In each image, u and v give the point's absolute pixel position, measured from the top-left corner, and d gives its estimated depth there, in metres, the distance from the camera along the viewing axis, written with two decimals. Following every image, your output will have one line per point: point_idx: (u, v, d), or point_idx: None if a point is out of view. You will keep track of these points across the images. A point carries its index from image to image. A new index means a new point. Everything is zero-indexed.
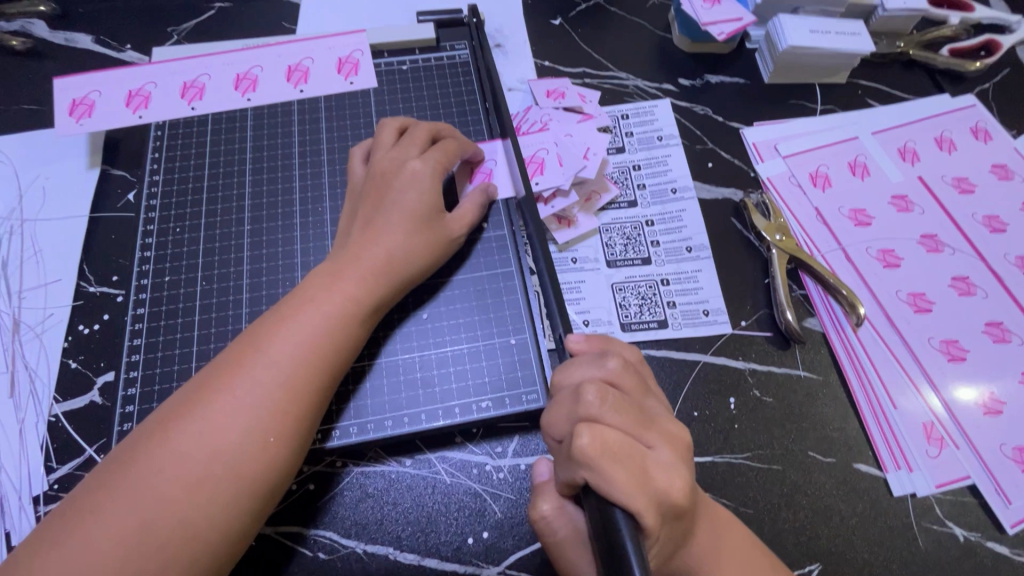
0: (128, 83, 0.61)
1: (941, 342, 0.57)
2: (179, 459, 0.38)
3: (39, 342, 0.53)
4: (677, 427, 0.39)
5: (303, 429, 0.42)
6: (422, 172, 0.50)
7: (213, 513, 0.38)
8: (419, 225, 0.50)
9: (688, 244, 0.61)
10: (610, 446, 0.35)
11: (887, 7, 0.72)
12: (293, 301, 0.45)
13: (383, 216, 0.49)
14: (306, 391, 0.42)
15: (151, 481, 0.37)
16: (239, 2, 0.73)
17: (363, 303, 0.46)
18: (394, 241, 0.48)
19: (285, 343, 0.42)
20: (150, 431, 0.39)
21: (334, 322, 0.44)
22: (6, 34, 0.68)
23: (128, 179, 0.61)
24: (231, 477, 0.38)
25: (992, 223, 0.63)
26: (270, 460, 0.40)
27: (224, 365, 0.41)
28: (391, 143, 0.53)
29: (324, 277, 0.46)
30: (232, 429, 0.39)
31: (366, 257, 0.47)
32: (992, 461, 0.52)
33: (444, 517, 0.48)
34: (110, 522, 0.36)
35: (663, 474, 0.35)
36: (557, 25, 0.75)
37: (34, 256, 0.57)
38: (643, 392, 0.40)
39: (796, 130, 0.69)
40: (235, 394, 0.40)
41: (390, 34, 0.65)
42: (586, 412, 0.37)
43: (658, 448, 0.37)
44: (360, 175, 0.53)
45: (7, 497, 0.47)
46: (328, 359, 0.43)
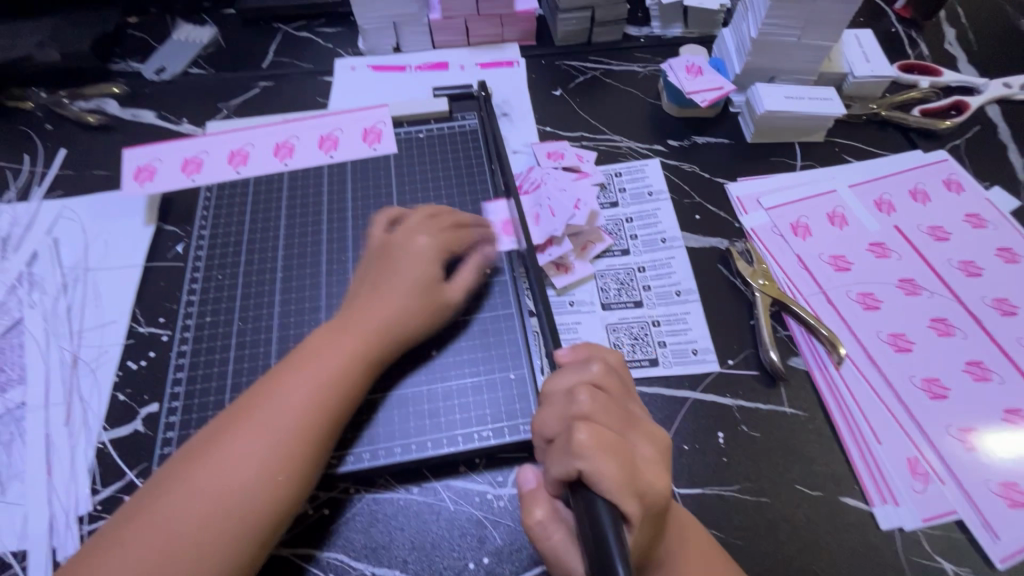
0: (184, 152, 0.71)
1: (922, 380, 0.60)
2: (193, 494, 0.43)
3: (93, 376, 0.60)
4: (660, 429, 0.45)
5: (304, 467, 0.46)
6: (426, 248, 0.57)
7: (220, 544, 0.42)
8: (418, 292, 0.55)
9: (678, 288, 0.66)
10: (603, 441, 0.39)
11: (856, 74, 0.80)
12: (308, 352, 0.51)
13: (389, 283, 0.55)
14: (307, 434, 0.47)
15: (168, 515, 0.42)
16: (280, 82, 0.85)
17: (364, 357, 0.51)
18: (395, 307, 0.54)
19: (299, 390, 0.48)
20: (178, 466, 0.45)
21: (342, 372, 0.50)
22: (85, 111, 0.80)
23: (178, 233, 0.69)
24: (238, 511, 0.43)
25: (968, 268, 0.67)
26: (279, 496, 0.45)
27: (245, 408, 0.47)
28: (415, 220, 0.60)
29: (335, 331, 0.52)
30: (241, 467, 0.44)
31: (370, 318, 0.53)
32: (978, 495, 0.54)
33: (447, 542, 0.51)
34: (132, 550, 0.41)
35: (643, 466, 0.40)
36: (558, 95, 0.84)
37: (94, 301, 0.65)
38: (627, 394, 0.46)
39: (776, 184, 0.75)
40: (246, 436, 0.45)
41: (409, 107, 0.75)
42: (579, 411, 0.41)
43: (642, 446, 0.42)
44: (379, 238, 0.60)
45: (57, 516, 0.52)
46: (330, 404, 0.48)
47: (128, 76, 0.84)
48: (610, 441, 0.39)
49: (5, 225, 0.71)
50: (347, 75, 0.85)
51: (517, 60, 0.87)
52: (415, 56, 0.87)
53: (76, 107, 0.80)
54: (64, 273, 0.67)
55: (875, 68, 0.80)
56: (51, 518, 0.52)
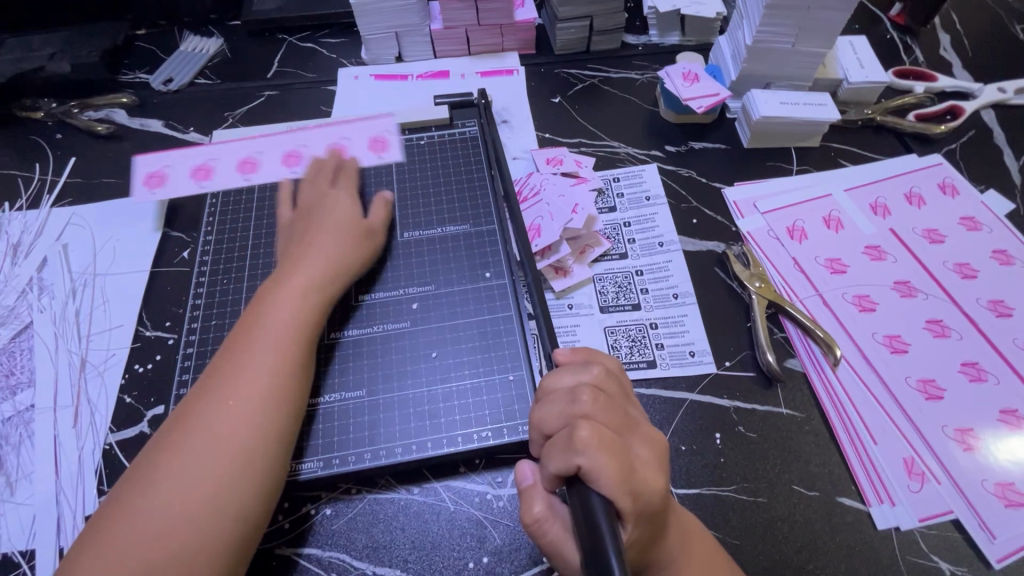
0: (195, 160, 0.73)
1: (918, 381, 0.60)
2: (181, 451, 0.45)
3: (101, 379, 0.61)
4: (658, 432, 0.45)
5: (280, 406, 0.49)
6: (337, 195, 0.65)
7: (217, 489, 0.44)
8: (344, 228, 0.61)
9: (675, 291, 0.67)
10: (605, 440, 0.40)
11: (851, 81, 0.81)
12: (259, 306, 0.54)
13: (314, 230, 0.61)
14: (276, 373, 0.50)
15: (161, 475, 0.44)
16: (285, 91, 0.87)
17: (312, 298, 0.55)
18: (334, 242, 0.60)
19: (261, 338, 0.51)
20: (161, 438, 0.47)
21: (296, 314, 0.54)
22: (94, 121, 0.82)
23: (184, 240, 0.71)
24: (226, 455, 0.45)
25: (963, 270, 0.68)
26: (259, 434, 0.47)
27: (215, 369, 0.50)
28: (309, 185, 0.67)
29: (283, 281, 0.56)
30: (220, 416, 0.47)
31: (313, 255, 0.58)
32: (974, 496, 0.54)
33: (448, 542, 0.52)
34: (140, 508, 0.43)
35: (642, 466, 0.41)
36: (557, 102, 0.86)
37: (102, 305, 0.66)
38: (626, 398, 0.47)
39: (773, 189, 0.76)
40: (218, 390, 0.48)
41: (411, 115, 0.76)
42: (580, 410, 0.42)
43: (639, 448, 0.42)
44: (290, 213, 0.66)
45: (65, 516, 0.54)
46: (291, 346, 0.52)
47: (137, 86, 0.86)
48: (610, 441, 0.40)
49: (16, 232, 0.72)
50: (350, 84, 0.87)
51: (516, 68, 0.89)
52: (416, 65, 0.89)
53: (86, 117, 0.82)
54: (73, 278, 0.68)
55: (870, 74, 0.81)
56: (59, 518, 0.53)
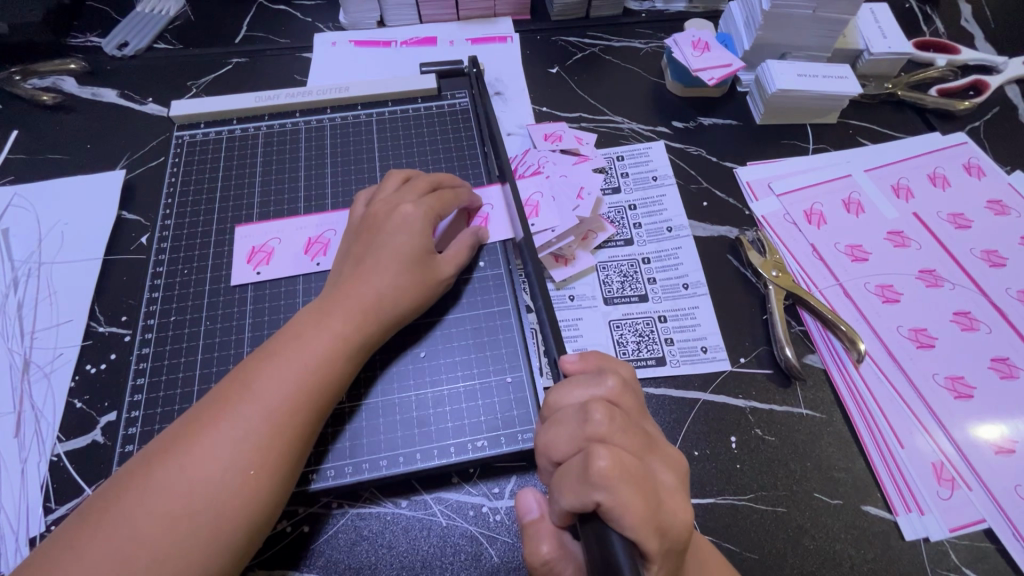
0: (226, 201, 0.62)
1: (946, 379, 0.56)
2: (162, 497, 0.38)
3: (47, 382, 0.54)
4: (677, 451, 0.41)
5: (286, 466, 0.42)
6: (413, 217, 0.52)
7: (192, 552, 0.38)
8: (409, 266, 0.51)
9: (685, 281, 0.62)
10: (625, 468, 0.34)
11: (872, 51, 0.75)
12: (283, 339, 0.46)
13: (374, 255, 0.50)
14: (283, 425, 0.42)
15: (131, 515, 0.38)
16: (254, 57, 0.78)
17: (352, 340, 0.47)
18: (384, 282, 0.49)
19: (272, 379, 0.43)
20: (135, 469, 0.40)
21: (320, 357, 0.45)
22: (38, 90, 0.73)
23: (142, 224, 0.64)
24: (215, 514, 0.39)
25: (991, 258, 0.63)
26: (250, 494, 0.40)
27: (214, 402, 0.43)
28: (392, 189, 0.55)
29: (315, 313, 0.48)
30: (219, 466, 0.40)
31: (356, 294, 0.48)
32: (1006, 502, 0.50)
33: (439, 562, 0.47)
34: (93, 557, 0.36)
35: (667, 494, 0.36)
36: (555, 73, 0.78)
37: (48, 298, 0.59)
38: (641, 410, 0.42)
39: (789, 169, 0.71)
40: (224, 430, 0.41)
41: (394, 85, 0.68)
42: (593, 432, 0.37)
43: (662, 472, 0.37)
44: (360, 214, 0.55)
45: (5, 538, 0.47)
46: (318, 393, 0.44)
47: (87, 51, 0.77)
48: (632, 468, 0.35)
49: None
50: (327, 51, 0.78)
51: (510, 35, 0.81)
52: (401, 30, 0.81)
53: (29, 85, 0.73)
54: (15, 267, 0.61)
55: (892, 44, 0.75)
56: None
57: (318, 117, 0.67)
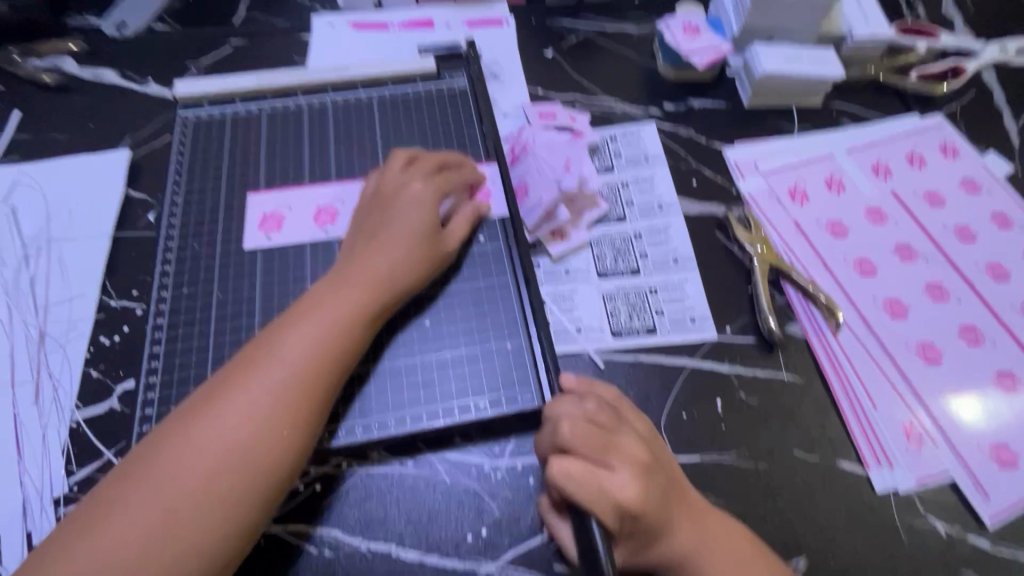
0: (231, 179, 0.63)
1: (917, 345, 0.60)
2: (198, 454, 0.41)
3: (63, 353, 0.56)
4: (640, 447, 0.44)
5: (313, 426, 0.45)
6: (423, 194, 0.55)
7: (227, 506, 0.41)
8: (419, 242, 0.53)
9: (675, 255, 0.65)
10: (577, 476, 0.40)
11: (854, 36, 0.77)
12: (303, 308, 0.48)
13: (386, 232, 0.53)
14: (310, 390, 0.45)
15: (172, 471, 0.40)
16: (253, 38, 0.79)
17: (367, 307, 0.49)
18: (395, 256, 0.52)
19: (296, 346, 0.46)
20: (171, 430, 0.42)
21: (340, 326, 0.48)
22: (39, 70, 0.74)
23: (149, 202, 0.66)
24: (246, 471, 0.41)
25: (963, 234, 0.67)
26: (283, 453, 0.43)
27: (241, 367, 0.45)
28: (399, 169, 0.57)
29: (331, 284, 0.50)
30: (247, 426, 0.42)
31: (369, 267, 0.51)
32: (968, 456, 0.54)
33: (444, 515, 0.50)
34: (140, 509, 0.39)
35: (625, 489, 0.41)
36: (549, 56, 0.80)
37: (59, 273, 0.61)
38: (618, 419, 0.46)
39: (774, 149, 0.74)
40: (250, 393, 0.43)
41: (394, 66, 0.70)
42: (559, 442, 0.43)
43: (620, 473, 0.42)
44: (369, 191, 0.57)
45: (31, 498, 0.50)
46: (337, 357, 0.47)
47: (86, 31, 0.77)
48: (586, 474, 0.41)
49: None
50: (326, 33, 0.79)
51: (506, 18, 0.82)
52: (398, 13, 0.82)
53: (29, 66, 0.74)
54: (25, 244, 0.62)
55: (875, 29, 0.78)
56: (24, 501, 0.50)
57: (320, 97, 0.69)
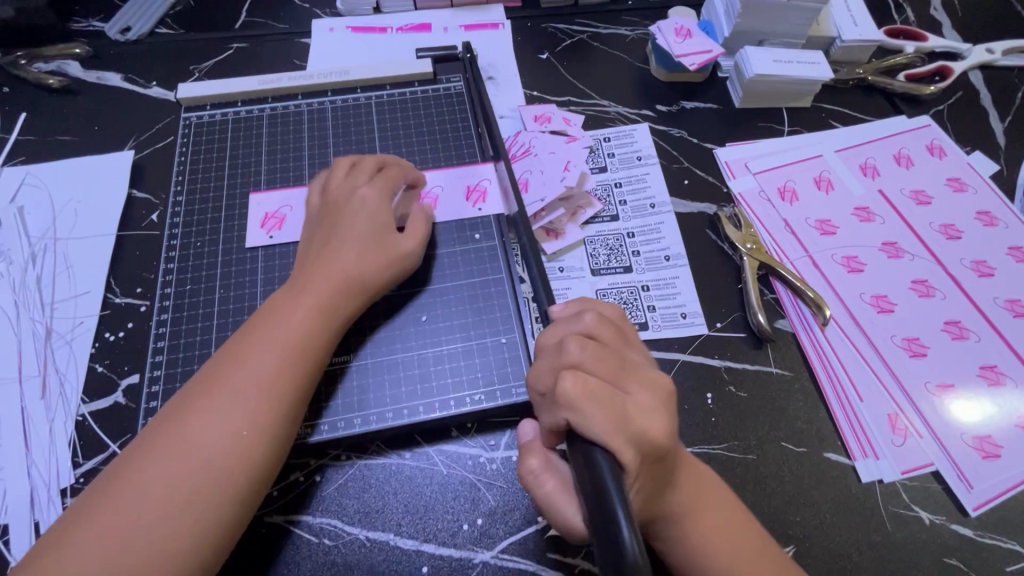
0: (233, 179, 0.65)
1: (903, 340, 0.61)
2: (175, 456, 0.42)
3: (69, 349, 0.58)
4: (659, 375, 0.44)
5: (286, 422, 0.46)
6: (368, 197, 0.56)
7: (206, 507, 0.42)
8: (373, 241, 0.54)
9: (667, 253, 0.66)
10: (591, 389, 0.39)
11: (843, 38, 0.79)
12: (269, 313, 0.50)
13: (337, 235, 0.54)
14: (281, 388, 0.46)
15: (151, 474, 0.42)
16: (254, 42, 0.81)
17: (331, 313, 0.51)
18: (351, 256, 0.53)
19: (265, 349, 0.47)
20: (147, 436, 0.44)
21: (306, 327, 0.49)
22: (45, 73, 0.75)
23: (152, 202, 0.67)
24: (221, 472, 0.43)
25: (948, 231, 0.69)
26: (258, 449, 0.45)
27: (211, 373, 0.46)
28: (342, 174, 0.58)
29: (294, 289, 0.51)
30: (220, 430, 0.44)
31: (326, 270, 0.52)
32: (953, 447, 0.56)
33: (441, 505, 0.51)
34: (121, 513, 0.40)
35: (640, 413, 0.40)
36: (545, 59, 0.82)
37: (65, 271, 0.62)
38: (623, 340, 0.45)
39: (765, 149, 0.75)
40: (220, 399, 0.45)
41: (391, 68, 0.72)
42: (568, 359, 0.41)
43: (636, 392, 0.41)
44: (316, 203, 0.58)
45: (38, 489, 0.51)
46: (306, 356, 0.48)
47: (90, 36, 0.79)
48: (602, 391, 0.39)
49: None
50: (325, 37, 0.81)
51: (502, 22, 0.84)
52: (397, 17, 0.84)
53: (35, 69, 0.76)
54: (32, 243, 0.64)
55: (863, 32, 0.80)
56: (31, 492, 0.51)
57: (319, 100, 0.70)
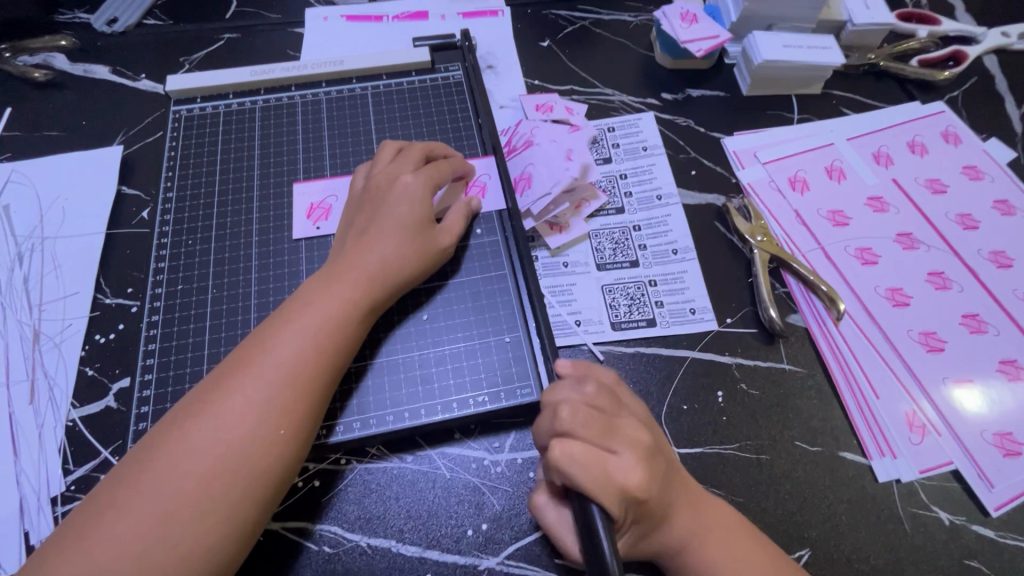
0: (224, 174, 0.63)
1: (919, 334, 0.59)
2: (194, 455, 0.41)
3: (58, 352, 0.56)
4: (644, 431, 0.42)
5: (308, 425, 0.44)
6: (414, 186, 0.54)
7: (225, 503, 0.40)
8: (410, 235, 0.52)
9: (675, 246, 0.64)
10: (579, 457, 0.38)
11: (855, 22, 0.76)
12: (295, 305, 0.48)
13: (377, 225, 0.52)
14: (305, 389, 0.44)
15: (168, 472, 0.40)
16: (246, 32, 0.78)
17: (359, 305, 0.49)
18: (387, 249, 0.51)
19: (289, 345, 0.45)
20: (166, 431, 0.42)
21: (332, 323, 0.47)
22: (30, 67, 0.73)
23: (142, 199, 0.65)
24: (243, 469, 0.41)
25: (965, 221, 0.66)
26: (279, 453, 0.43)
27: (235, 367, 0.44)
28: (388, 161, 0.57)
29: (323, 281, 0.49)
30: (243, 423, 0.42)
31: (360, 262, 0.50)
32: (972, 445, 0.54)
33: (444, 510, 0.50)
34: (137, 511, 0.39)
35: (628, 474, 0.39)
36: (546, 46, 0.79)
37: (53, 272, 0.60)
38: (616, 402, 0.43)
39: (774, 139, 0.73)
40: (244, 390, 0.43)
41: (387, 58, 0.69)
42: (558, 425, 0.40)
43: (624, 453, 0.40)
44: (359, 187, 0.57)
45: (28, 498, 0.49)
46: (331, 354, 0.46)
47: (77, 27, 0.76)
48: (589, 456, 0.38)
49: None
50: (319, 26, 0.79)
51: (502, 9, 0.81)
52: (393, 4, 0.81)
53: (20, 62, 0.73)
54: (18, 243, 0.62)
55: (875, 15, 0.77)
56: (21, 501, 0.49)
57: (313, 91, 0.68)
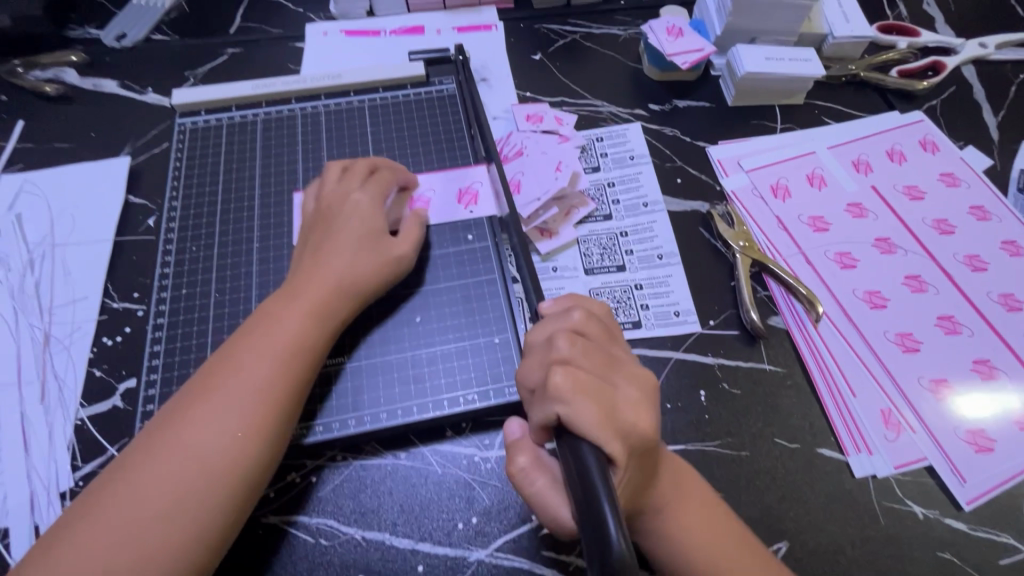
0: (227, 184, 0.65)
1: (896, 335, 0.61)
2: (166, 463, 0.43)
3: (67, 354, 0.58)
4: (646, 372, 0.45)
5: (277, 429, 0.47)
6: (363, 202, 0.57)
7: (196, 506, 0.43)
8: (365, 246, 0.55)
9: (660, 251, 0.67)
10: (580, 384, 0.40)
11: (835, 35, 0.79)
12: (262, 320, 0.50)
13: (331, 239, 0.55)
14: (271, 396, 0.47)
15: (142, 481, 0.43)
16: (248, 47, 0.81)
17: (323, 316, 0.51)
18: (342, 261, 0.53)
19: (256, 356, 0.48)
20: (141, 444, 0.45)
21: (297, 334, 0.49)
22: (42, 81, 0.76)
23: (149, 208, 0.68)
24: (213, 473, 0.43)
25: (941, 226, 0.69)
26: (248, 457, 0.45)
27: (204, 380, 0.47)
28: (334, 179, 0.59)
29: (285, 295, 0.52)
30: (211, 432, 0.44)
31: (316, 273, 0.53)
32: (945, 441, 0.56)
33: (436, 505, 0.52)
34: (113, 520, 0.41)
35: (631, 410, 0.41)
36: (538, 60, 0.82)
37: (63, 277, 0.63)
38: (610, 336, 0.46)
39: (758, 147, 0.75)
40: (213, 401, 0.45)
41: (384, 71, 0.72)
42: (558, 355, 0.42)
43: (625, 388, 0.42)
44: (311, 206, 0.59)
45: (38, 493, 0.52)
46: (297, 363, 0.49)
47: (87, 42, 0.80)
48: (589, 385, 0.40)
49: None
50: (320, 41, 0.82)
51: (495, 24, 0.84)
52: (390, 20, 0.84)
53: (32, 77, 0.76)
54: (30, 249, 0.65)
55: (854, 29, 0.80)
56: (31, 496, 0.52)
57: (313, 103, 0.71)
